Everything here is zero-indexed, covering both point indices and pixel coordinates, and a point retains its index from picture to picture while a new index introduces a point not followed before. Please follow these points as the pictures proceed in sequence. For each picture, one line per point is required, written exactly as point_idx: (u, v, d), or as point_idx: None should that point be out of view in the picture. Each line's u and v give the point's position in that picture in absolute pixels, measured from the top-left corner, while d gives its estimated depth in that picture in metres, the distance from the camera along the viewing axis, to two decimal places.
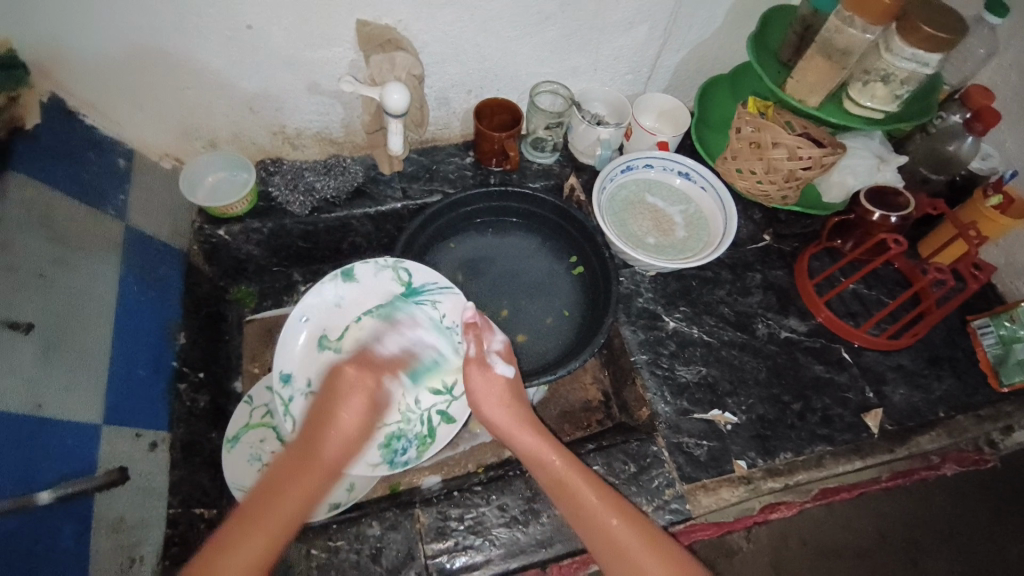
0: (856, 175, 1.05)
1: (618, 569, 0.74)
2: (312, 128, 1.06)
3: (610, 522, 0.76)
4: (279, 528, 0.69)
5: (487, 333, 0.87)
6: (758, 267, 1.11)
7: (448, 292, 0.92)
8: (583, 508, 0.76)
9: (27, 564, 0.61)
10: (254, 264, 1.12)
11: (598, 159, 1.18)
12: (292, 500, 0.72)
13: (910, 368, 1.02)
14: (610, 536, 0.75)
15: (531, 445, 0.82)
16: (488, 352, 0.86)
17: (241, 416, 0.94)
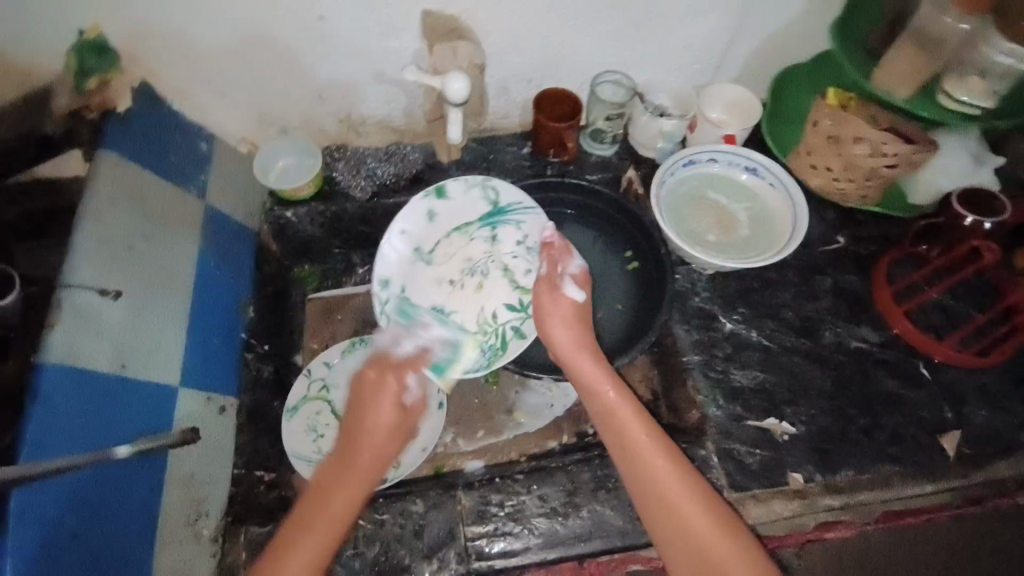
0: (948, 175, 0.96)
1: (662, 521, 0.72)
2: (377, 115, 1.09)
3: (656, 464, 0.74)
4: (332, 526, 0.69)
5: (564, 257, 0.90)
6: (829, 271, 1.04)
7: (533, 212, 0.96)
8: (631, 447, 0.76)
9: (107, 510, 0.67)
10: (316, 245, 1.14)
11: (660, 152, 1.15)
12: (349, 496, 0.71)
13: (998, 389, 0.93)
14: (668, 490, 0.72)
15: (595, 379, 0.81)
16: (560, 276, 0.89)
17: (300, 387, 0.93)
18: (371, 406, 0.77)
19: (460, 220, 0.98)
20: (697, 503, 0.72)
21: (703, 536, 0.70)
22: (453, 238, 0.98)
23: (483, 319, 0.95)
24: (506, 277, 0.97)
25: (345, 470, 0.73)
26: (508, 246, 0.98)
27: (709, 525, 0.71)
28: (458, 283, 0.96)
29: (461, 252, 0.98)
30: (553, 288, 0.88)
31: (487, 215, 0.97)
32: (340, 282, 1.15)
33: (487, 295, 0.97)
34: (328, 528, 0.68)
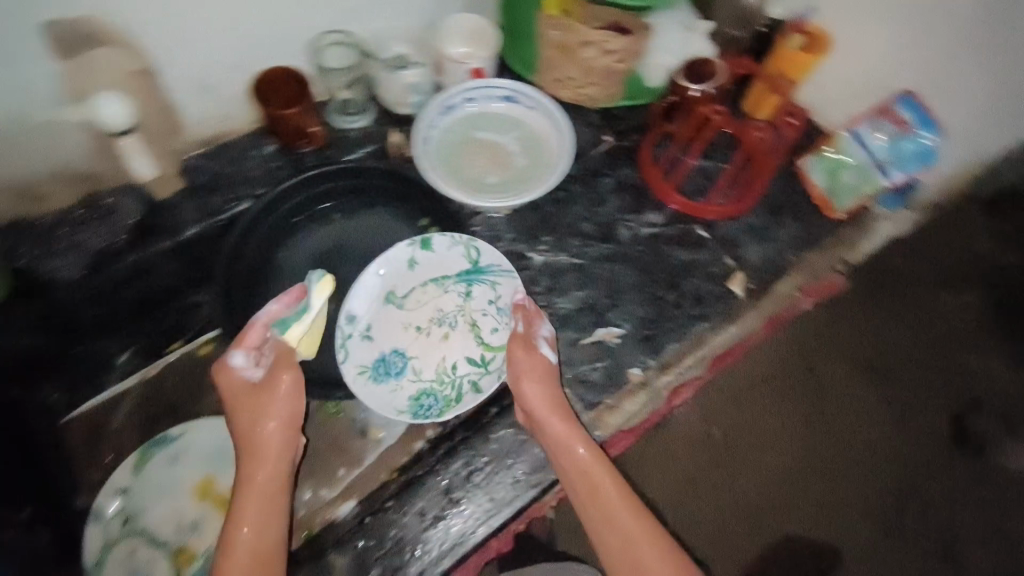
0: (671, 52, 1.00)
1: (619, 561, 0.76)
2: (48, 168, 0.85)
3: (622, 518, 0.78)
4: (266, 537, 0.77)
5: (537, 320, 0.90)
6: (607, 171, 1.08)
7: (510, 275, 0.95)
8: (602, 496, 0.80)
9: None
10: (53, 352, 0.93)
11: (415, 107, 1.05)
12: (275, 508, 0.80)
13: (758, 225, 1.07)
14: (599, 493, 0.80)
15: (541, 413, 0.83)
16: (536, 337, 0.88)
17: (98, 535, 0.88)
18: (259, 412, 0.83)
19: (438, 274, 0.96)
20: (626, 506, 0.79)
21: (626, 527, 0.78)
22: (428, 292, 0.96)
23: (439, 369, 0.94)
24: (473, 332, 0.95)
25: (256, 469, 0.81)
26: (479, 304, 0.95)
27: (657, 551, 0.76)
28: (423, 334, 0.95)
29: (445, 297, 0.96)
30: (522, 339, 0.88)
31: (468, 272, 0.95)
32: (100, 385, 1.02)
33: (451, 347, 0.95)
34: (261, 538, 0.77)
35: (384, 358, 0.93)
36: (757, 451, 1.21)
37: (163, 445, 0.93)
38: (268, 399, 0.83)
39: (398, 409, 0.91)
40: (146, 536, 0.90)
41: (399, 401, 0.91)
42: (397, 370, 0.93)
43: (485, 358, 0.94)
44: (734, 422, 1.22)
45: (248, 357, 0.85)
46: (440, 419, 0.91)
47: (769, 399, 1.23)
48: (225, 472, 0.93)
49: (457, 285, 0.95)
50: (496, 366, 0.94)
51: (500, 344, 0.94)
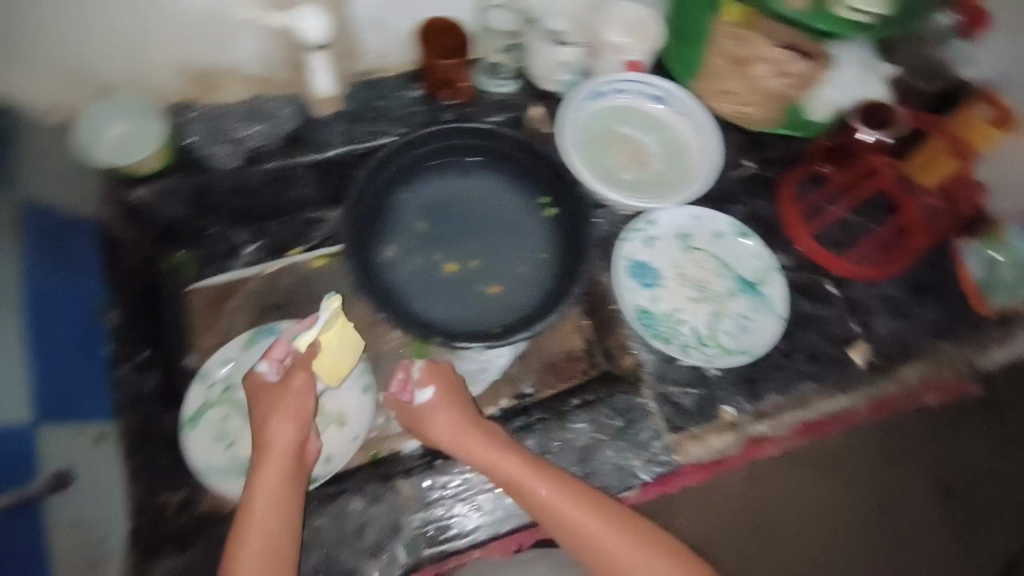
0: (842, 90, 0.93)
1: None
2: (223, 64, 0.90)
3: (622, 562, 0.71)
4: (277, 537, 0.72)
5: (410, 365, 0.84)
6: (742, 199, 1.02)
7: (775, 322, 0.93)
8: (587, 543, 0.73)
9: None
10: (184, 228, 0.98)
11: (563, 86, 1.02)
12: (286, 501, 0.73)
13: (895, 297, 0.99)
14: (579, 530, 0.73)
15: (448, 433, 0.80)
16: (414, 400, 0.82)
17: (198, 396, 0.90)
18: (274, 414, 0.75)
19: (726, 257, 0.97)
20: (563, 498, 0.74)
21: (587, 526, 0.73)
22: (709, 261, 0.98)
23: (672, 312, 0.94)
24: (715, 318, 0.94)
25: (258, 472, 0.74)
26: (735, 309, 0.94)
27: None
28: (682, 284, 0.96)
29: (718, 277, 0.97)
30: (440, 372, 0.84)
31: (749, 283, 0.96)
32: (227, 268, 1.05)
33: (694, 312, 0.94)
34: (270, 540, 0.71)
35: (645, 266, 0.97)
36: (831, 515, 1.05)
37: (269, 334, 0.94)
38: (291, 401, 0.75)
39: (627, 306, 0.94)
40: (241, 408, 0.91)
41: (634, 302, 0.94)
42: (648, 282, 0.96)
43: (706, 341, 0.92)
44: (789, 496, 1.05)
45: (271, 365, 0.79)
46: (651, 342, 0.91)
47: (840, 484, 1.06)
48: None
49: (738, 283, 0.96)
50: (711, 356, 0.91)
51: (729, 346, 0.91)
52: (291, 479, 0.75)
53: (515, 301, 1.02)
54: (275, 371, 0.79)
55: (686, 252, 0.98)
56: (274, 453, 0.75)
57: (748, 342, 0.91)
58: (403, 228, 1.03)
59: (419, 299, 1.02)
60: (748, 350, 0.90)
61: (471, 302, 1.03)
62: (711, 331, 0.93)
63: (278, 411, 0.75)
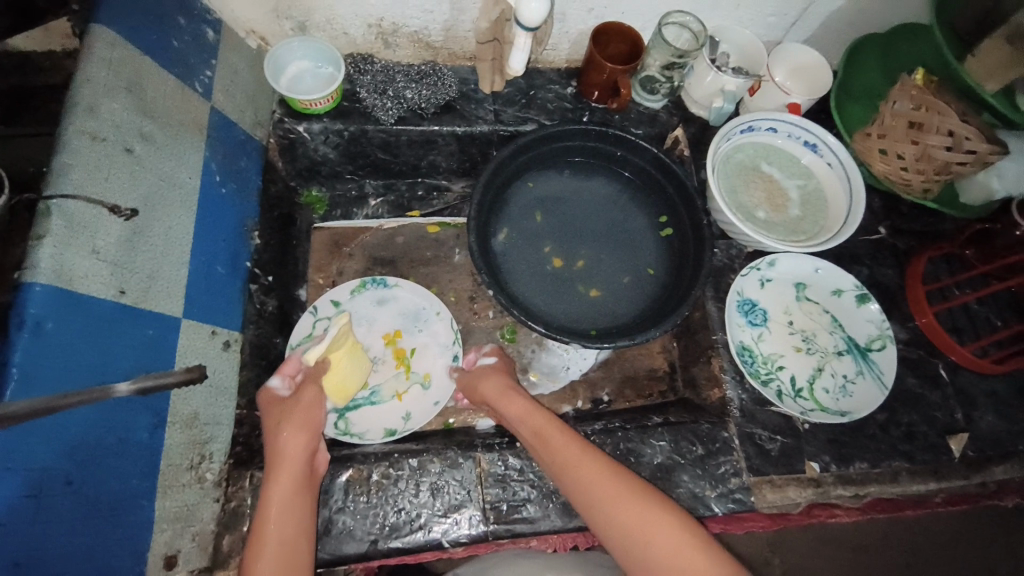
0: (1003, 179, 0.91)
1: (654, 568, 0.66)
2: (410, 26, 0.95)
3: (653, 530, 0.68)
4: (293, 544, 0.68)
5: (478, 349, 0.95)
6: (866, 262, 1.01)
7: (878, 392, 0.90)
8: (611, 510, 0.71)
9: (98, 458, 0.60)
10: (328, 167, 1.05)
11: (716, 113, 1.04)
12: (297, 506, 0.71)
13: (1004, 397, 0.95)
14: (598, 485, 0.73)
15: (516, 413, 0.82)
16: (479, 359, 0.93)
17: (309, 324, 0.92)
18: (284, 424, 0.76)
19: (836, 316, 0.96)
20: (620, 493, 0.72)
21: (639, 523, 0.69)
22: (821, 315, 0.97)
23: (773, 356, 0.93)
24: (814, 373, 0.92)
25: (271, 484, 0.71)
26: (836, 369, 0.92)
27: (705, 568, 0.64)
28: (789, 331, 0.95)
29: (827, 333, 0.95)
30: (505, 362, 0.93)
31: (857, 347, 0.94)
32: (351, 214, 1.11)
33: (794, 362, 0.93)
34: (285, 550, 0.68)
35: (755, 304, 0.96)
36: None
37: (382, 286, 1.00)
38: (303, 412, 0.78)
39: (732, 339, 0.93)
40: None
41: (738, 337, 0.93)
42: (755, 321, 0.95)
43: (802, 392, 0.91)
44: (800, 564, 1.17)
45: (283, 381, 0.83)
46: (748, 380, 0.90)
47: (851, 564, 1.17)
48: (415, 333, 0.98)
49: (843, 344, 0.94)
50: (806, 408, 0.89)
51: (825, 403, 0.90)
52: (307, 488, 0.73)
53: (614, 312, 1.01)
54: (286, 387, 0.83)
55: (799, 301, 0.97)
56: (285, 461, 0.73)
57: (846, 404, 0.90)
58: (517, 215, 1.05)
59: (524, 279, 1.01)
60: (846, 412, 0.89)
61: (571, 299, 1.02)
62: (810, 384, 0.91)
63: (291, 420, 0.77)
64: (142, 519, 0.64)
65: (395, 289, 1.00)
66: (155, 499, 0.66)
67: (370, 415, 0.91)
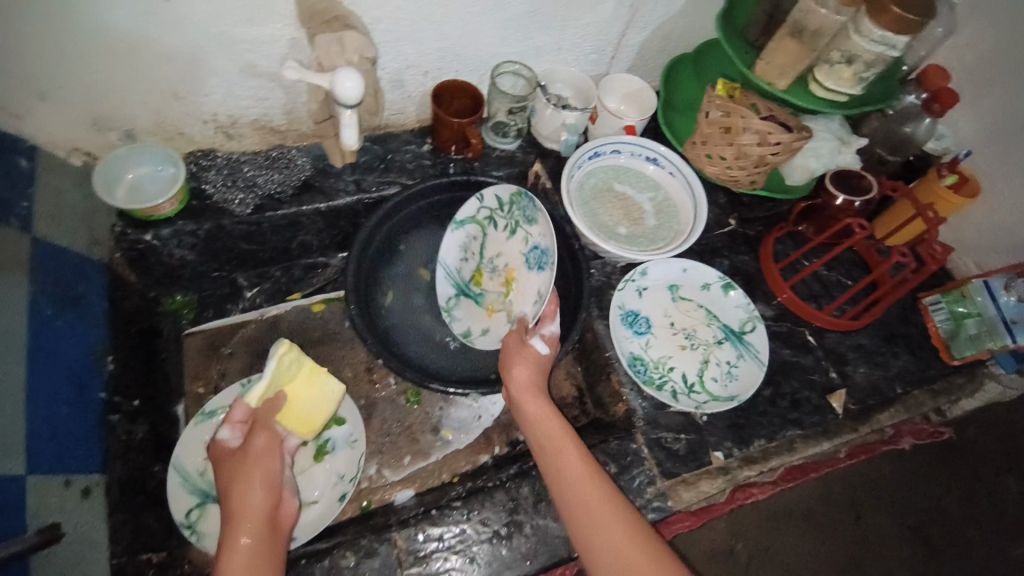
0: (819, 158, 1.03)
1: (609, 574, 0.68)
2: (249, 115, 0.93)
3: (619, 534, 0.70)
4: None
5: (547, 320, 0.90)
6: (725, 253, 1.10)
7: (759, 369, 0.97)
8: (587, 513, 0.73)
9: None
10: (190, 270, 1.00)
11: (564, 145, 1.10)
12: (263, 559, 0.67)
13: (869, 347, 1.06)
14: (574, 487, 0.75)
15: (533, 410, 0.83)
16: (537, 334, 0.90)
17: (469, 208, 0.99)
18: (241, 479, 0.72)
19: (710, 308, 1.03)
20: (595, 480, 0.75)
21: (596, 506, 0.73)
22: (696, 311, 1.03)
23: (662, 359, 0.98)
24: (701, 365, 0.98)
25: (229, 538, 0.68)
26: (719, 357, 0.99)
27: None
28: (672, 332, 1.01)
29: (705, 326, 1.02)
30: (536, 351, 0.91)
31: (734, 333, 1.01)
32: (225, 311, 1.07)
33: (682, 359, 0.99)
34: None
35: (637, 314, 1.01)
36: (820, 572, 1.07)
37: (526, 208, 0.98)
38: (263, 463, 0.74)
39: (622, 352, 0.97)
40: (487, 238, 1.01)
41: (627, 348, 0.97)
42: (641, 330, 1.00)
43: (694, 388, 0.96)
44: (761, 547, 1.08)
45: (234, 432, 0.78)
46: (643, 387, 0.93)
47: (805, 532, 1.10)
48: (530, 272, 0.97)
49: (721, 331, 1.01)
50: (699, 401, 0.94)
51: (716, 392, 0.96)
52: (270, 542, 0.69)
53: None
54: (238, 436, 0.78)
55: (675, 302, 1.04)
56: (245, 517, 0.69)
57: (734, 388, 0.96)
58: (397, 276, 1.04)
59: (418, 345, 1.01)
60: (735, 396, 0.95)
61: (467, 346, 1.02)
62: (700, 377, 0.97)
63: (248, 473, 0.73)
64: None
65: (537, 219, 0.96)
66: None
67: (472, 310, 1.01)
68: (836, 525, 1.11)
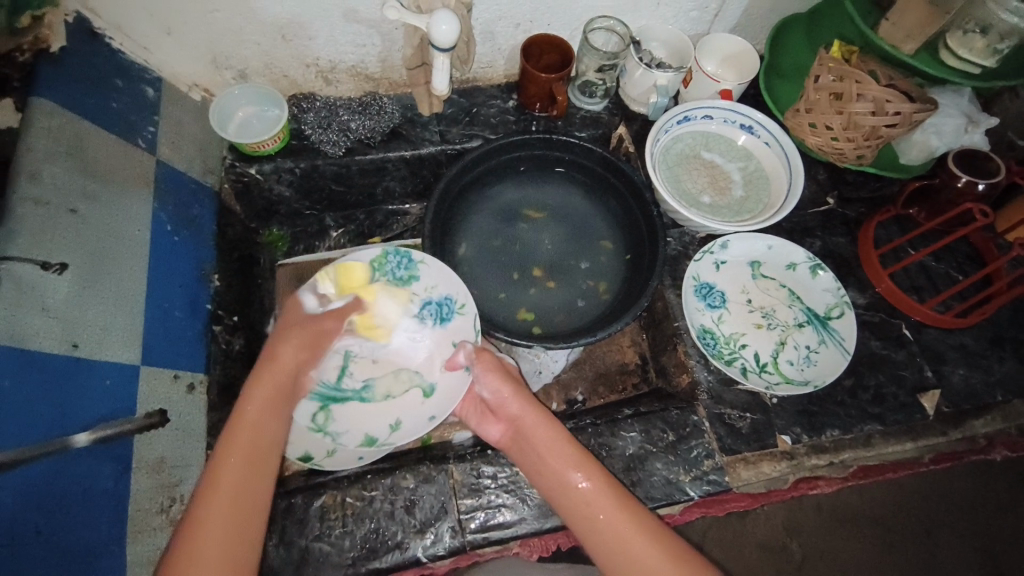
0: (941, 136, 0.93)
1: None
2: (347, 61, 0.98)
3: (639, 548, 0.69)
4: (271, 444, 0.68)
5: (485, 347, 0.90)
6: (818, 233, 1.02)
7: (843, 357, 0.91)
8: (608, 536, 0.70)
9: (58, 504, 0.62)
10: (286, 206, 1.09)
11: (653, 107, 1.05)
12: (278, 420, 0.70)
13: (972, 349, 0.96)
14: (596, 501, 0.73)
15: (527, 415, 0.79)
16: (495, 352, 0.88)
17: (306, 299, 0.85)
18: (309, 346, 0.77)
19: (794, 288, 0.98)
20: (617, 511, 0.71)
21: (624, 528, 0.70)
22: (778, 290, 0.98)
23: (734, 336, 0.94)
24: (777, 346, 0.94)
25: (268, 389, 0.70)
26: (798, 341, 0.94)
27: None
28: (748, 310, 0.96)
29: (786, 307, 0.97)
30: (522, 387, 0.83)
31: (817, 317, 0.95)
32: (314, 247, 1.14)
33: (758, 338, 0.94)
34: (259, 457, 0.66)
35: (712, 287, 0.97)
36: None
37: (404, 265, 0.90)
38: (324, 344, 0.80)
39: (692, 323, 0.94)
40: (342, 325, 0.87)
41: (698, 320, 0.94)
42: (714, 304, 0.96)
43: (766, 368, 0.92)
44: (820, 546, 1.12)
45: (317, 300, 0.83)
46: (715, 361, 0.90)
47: (866, 527, 1.14)
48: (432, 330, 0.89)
49: (803, 315, 0.96)
50: (769, 381, 0.91)
51: (790, 375, 0.91)
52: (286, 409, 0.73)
53: (580, 309, 1.02)
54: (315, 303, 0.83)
55: (755, 280, 0.98)
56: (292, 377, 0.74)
57: (811, 373, 0.91)
58: (472, 227, 1.05)
59: (485, 292, 1.02)
60: (811, 381, 0.90)
61: (534, 306, 1.02)
62: (774, 359, 0.93)
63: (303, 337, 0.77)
64: (115, 564, 0.65)
65: (418, 274, 0.90)
66: (129, 544, 0.67)
67: (356, 412, 0.85)
68: (888, 517, 1.14)
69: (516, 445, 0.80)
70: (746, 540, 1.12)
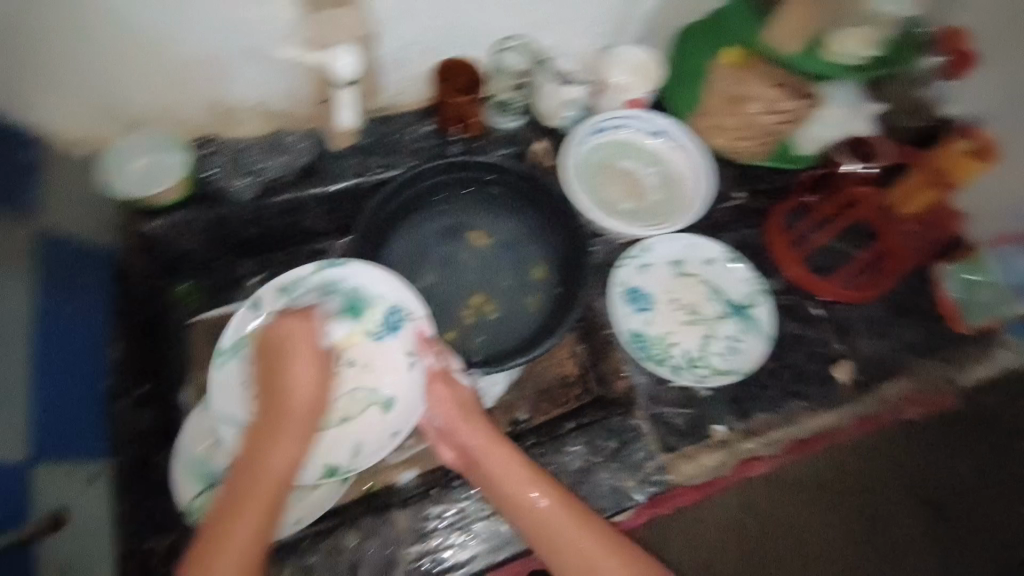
0: (830, 127, 1.02)
1: None
2: (251, 100, 0.94)
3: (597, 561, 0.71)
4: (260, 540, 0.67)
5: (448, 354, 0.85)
6: (730, 227, 1.08)
7: (763, 342, 0.97)
8: (568, 554, 0.71)
9: None
10: (199, 255, 1.03)
11: (566, 122, 1.08)
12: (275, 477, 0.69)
13: (876, 320, 1.04)
14: (549, 516, 0.74)
15: (472, 437, 0.79)
16: (452, 370, 0.84)
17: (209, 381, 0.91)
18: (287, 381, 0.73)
19: (715, 281, 1.02)
20: (575, 526, 0.72)
21: (587, 546, 0.72)
22: (701, 286, 1.02)
23: (663, 335, 0.98)
24: (704, 339, 0.98)
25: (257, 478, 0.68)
26: (723, 332, 0.98)
27: None
28: (675, 309, 1.00)
29: (710, 301, 1.01)
30: (476, 413, 0.81)
31: (738, 308, 1.00)
32: (228, 299, 1.05)
33: (686, 334, 0.98)
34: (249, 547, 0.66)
35: (639, 291, 1.01)
36: (816, 540, 1.17)
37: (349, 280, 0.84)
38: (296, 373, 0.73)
39: (622, 329, 0.98)
40: None
41: (627, 328, 0.98)
42: (642, 307, 1.00)
43: (696, 362, 0.96)
44: (773, 517, 1.18)
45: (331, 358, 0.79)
46: (647, 361, 0.95)
47: (816, 493, 1.20)
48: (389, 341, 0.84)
49: (726, 306, 1.00)
50: (700, 375, 0.95)
51: (719, 366, 0.96)
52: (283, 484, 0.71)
53: (517, 327, 1.02)
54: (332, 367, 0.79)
55: (678, 278, 1.02)
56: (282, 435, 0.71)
57: (736, 362, 0.96)
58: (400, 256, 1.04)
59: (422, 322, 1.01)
60: (735, 370, 0.95)
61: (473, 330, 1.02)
62: (702, 353, 0.97)
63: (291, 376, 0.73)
64: None
65: (372, 282, 0.84)
66: None
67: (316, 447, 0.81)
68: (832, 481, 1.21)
69: (469, 469, 0.80)
70: (707, 525, 1.16)
